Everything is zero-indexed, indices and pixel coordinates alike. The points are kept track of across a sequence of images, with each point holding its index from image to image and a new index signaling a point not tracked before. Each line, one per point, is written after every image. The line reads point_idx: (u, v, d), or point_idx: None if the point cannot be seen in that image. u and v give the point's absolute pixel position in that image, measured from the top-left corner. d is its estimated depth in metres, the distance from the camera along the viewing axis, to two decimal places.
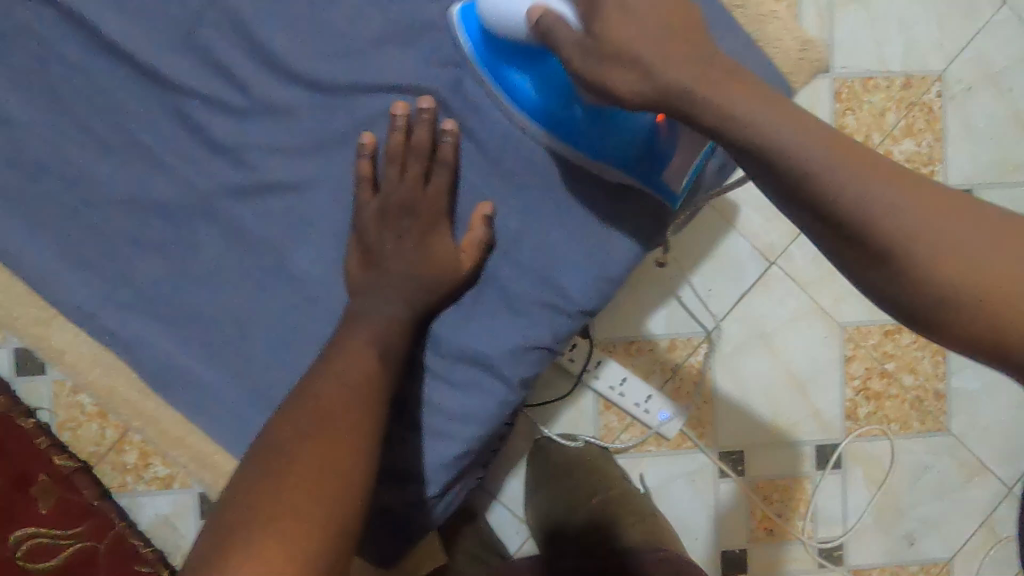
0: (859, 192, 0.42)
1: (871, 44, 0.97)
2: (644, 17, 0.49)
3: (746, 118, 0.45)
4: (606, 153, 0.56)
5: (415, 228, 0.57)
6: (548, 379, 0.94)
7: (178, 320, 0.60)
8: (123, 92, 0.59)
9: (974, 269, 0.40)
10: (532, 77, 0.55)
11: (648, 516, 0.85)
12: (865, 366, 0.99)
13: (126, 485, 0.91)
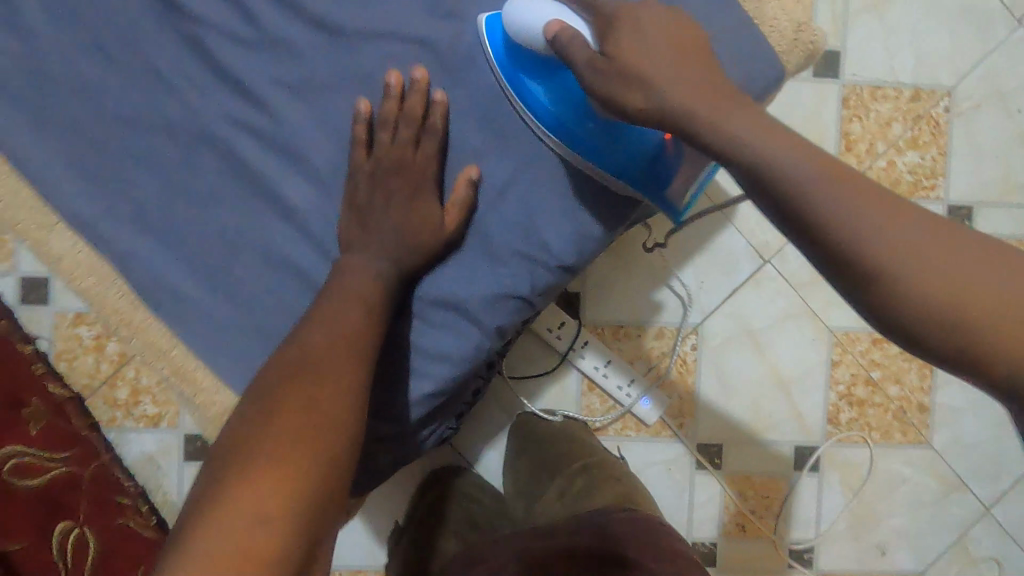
0: (860, 218, 0.41)
1: (883, 54, 0.98)
2: (654, 37, 0.50)
3: (745, 144, 0.45)
4: (610, 163, 0.57)
5: (401, 194, 0.59)
6: (534, 355, 0.95)
7: (178, 243, 0.63)
8: (145, 21, 0.62)
9: (979, 294, 0.39)
10: (548, 86, 0.57)
11: (628, 480, 0.82)
12: (850, 372, 0.99)
13: (116, 420, 0.93)
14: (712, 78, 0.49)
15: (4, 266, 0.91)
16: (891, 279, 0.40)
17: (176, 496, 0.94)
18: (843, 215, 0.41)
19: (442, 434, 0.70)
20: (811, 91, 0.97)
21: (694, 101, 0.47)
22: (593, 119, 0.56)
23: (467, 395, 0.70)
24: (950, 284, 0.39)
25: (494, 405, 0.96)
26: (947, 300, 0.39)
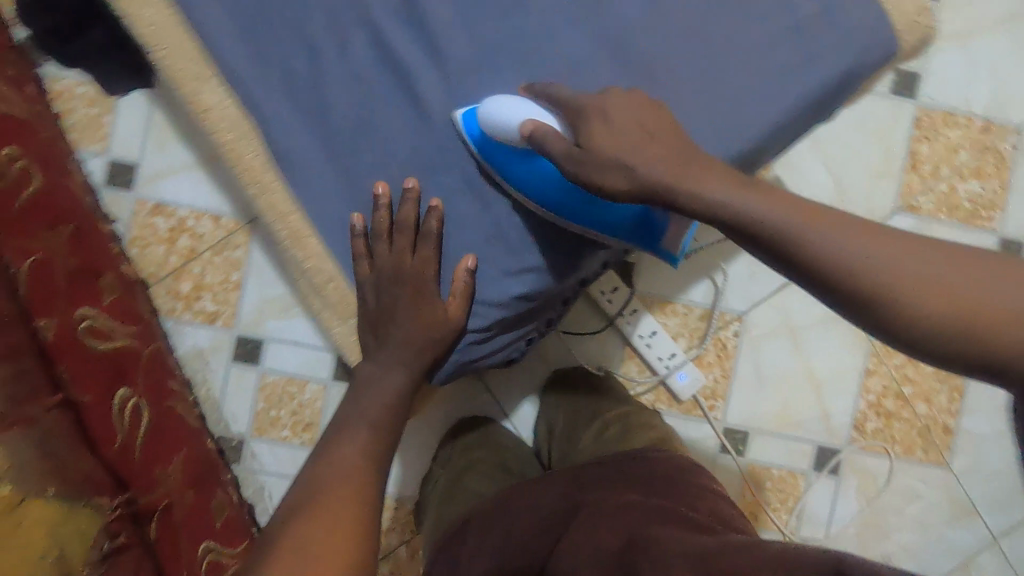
0: (833, 248, 0.45)
1: (961, 83, 1.01)
2: (621, 126, 0.51)
3: (712, 196, 0.48)
4: (599, 226, 0.56)
5: (405, 297, 0.56)
6: (582, 313, 0.99)
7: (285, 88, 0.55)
8: None
9: (964, 301, 0.42)
10: (525, 166, 0.55)
11: (664, 429, 0.88)
12: (882, 383, 1.02)
13: (175, 311, 0.96)
14: (684, 145, 0.50)
15: (97, 147, 0.95)
16: (896, 307, 0.43)
17: (217, 394, 0.97)
18: (837, 259, 0.45)
19: (512, 351, 0.67)
20: (886, 108, 1.01)
21: (663, 175, 0.49)
22: (579, 191, 0.54)
23: (548, 312, 0.68)
24: (960, 303, 0.42)
25: (536, 359, 0.99)
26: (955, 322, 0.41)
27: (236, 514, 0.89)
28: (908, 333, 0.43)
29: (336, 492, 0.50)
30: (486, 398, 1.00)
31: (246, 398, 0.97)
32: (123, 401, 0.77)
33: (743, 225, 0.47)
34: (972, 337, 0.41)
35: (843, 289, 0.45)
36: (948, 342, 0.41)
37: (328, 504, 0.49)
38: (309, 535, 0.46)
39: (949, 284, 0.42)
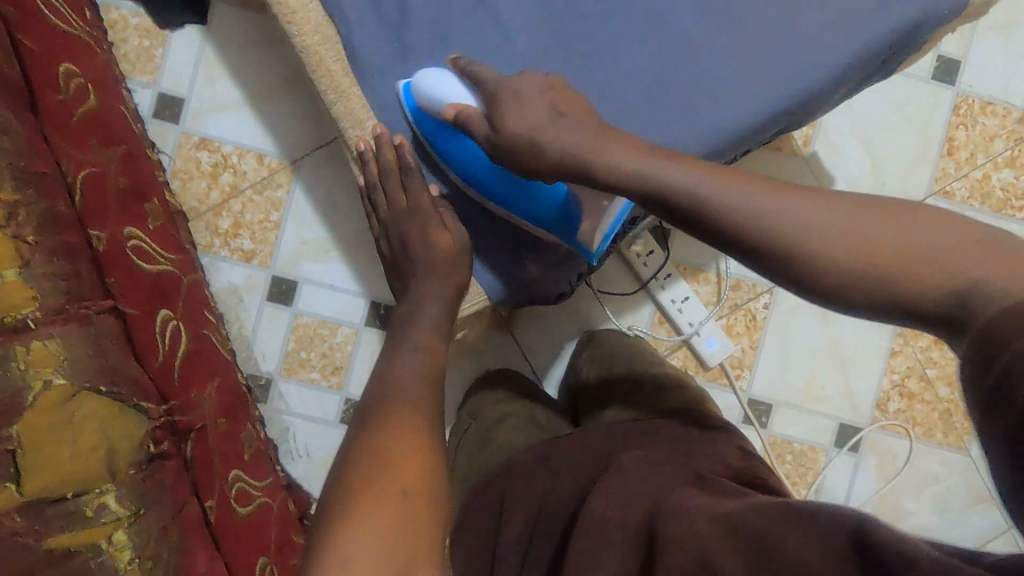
0: (742, 209, 0.48)
1: (1001, 73, 1.03)
2: (532, 105, 0.56)
3: (623, 166, 0.53)
4: (516, 207, 0.63)
5: (414, 229, 0.65)
6: (616, 276, 0.99)
7: (381, 14, 0.62)
8: None
9: (866, 246, 0.45)
10: (461, 144, 0.63)
11: (699, 394, 0.85)
12: (907, 364, 1.03)
13: (213, 246, 0.97)
14: (597, 127, 0.55)
15: (147, 78, 0.96)
16: (824, 259, 0.46)
17: (249, 332, 0.98)
18: (758, 221, 0.48)
19: (561, 281, 0.72)
20: (927, 92, 1.02)
21: (572, 150, 0.54)
22: (498, 175, 0.63)
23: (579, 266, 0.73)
24: (866, 248, 0.45)
25: (566, 317, 1.01)
26: (862, 268, 0.45)
27: (264, 448, 0.89)
28: (824, 284, 0.46)
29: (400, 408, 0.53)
30: (516, 355, 1.01)
31: (276, 339, 0.98)
32: (165, 320, 0.77)
33: (659, 192, 0.51)
34: (884, 279, 0.45)
35: (764, 250, 0.48)
36: (860, 288, 0.45)
37: (400, 418, 0.53)
38: (391, 420, 0.52)
39: (851, 231, 0.46)
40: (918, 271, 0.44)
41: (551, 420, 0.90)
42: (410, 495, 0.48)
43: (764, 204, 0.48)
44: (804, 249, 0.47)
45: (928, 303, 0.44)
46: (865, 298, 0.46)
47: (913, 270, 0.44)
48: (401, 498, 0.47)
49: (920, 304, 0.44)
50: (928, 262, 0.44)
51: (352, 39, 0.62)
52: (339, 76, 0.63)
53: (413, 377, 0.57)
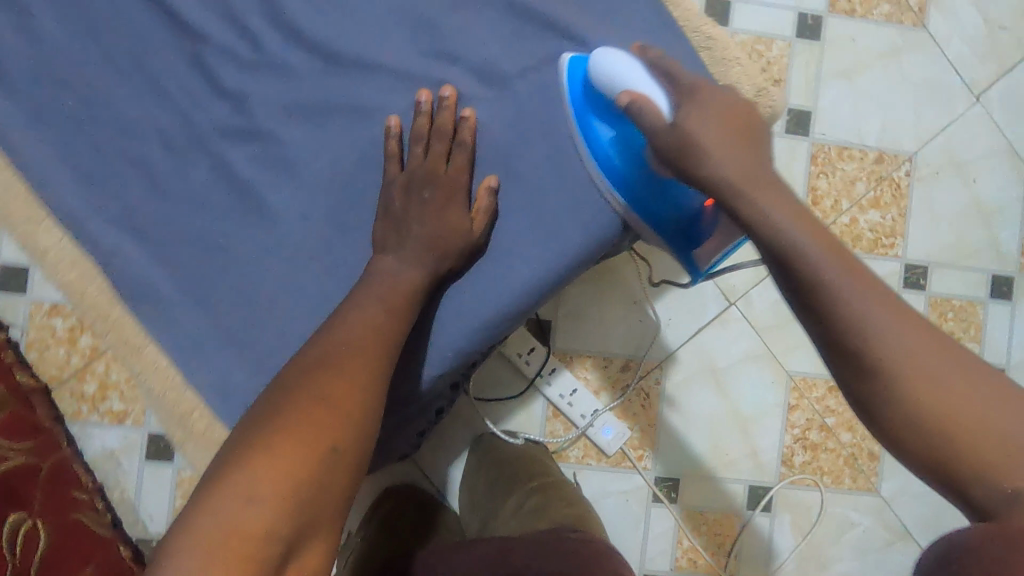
0: (860, 309, 0.49)
1: (852, 118, 1.03)
2: (719, 120, 0.55)
3: (775, 224, 0.52)
4: (643, 210, 0.60)
5: (437, 198, 0.59)
6: (500, 379, 0.98)
7: (155, 239, 0.62)
8: (140, 24, 0.63)
9: (947, 401, 0.47)
10: (615, 132, 0.59)
11: (579, 503, 0.82)
12: (806, 417, 1.03)
13: (81, 413, 0.93)
14: (758, 166, 0.54)
15: None
16: (900, 390, 0.48)
17: (132, 495, 0.93)
18: (855, 328, 0.49)
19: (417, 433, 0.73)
20: (781, 146, 1.03)
21: (735, 179, 0.53)
22: (643, 170, 0.59)
23: (430, 414, 0.71)
24: (946, 403, 0.46)
25: (462, 426, 0.98)
26: (935, 420, 0.46)
27: None
28: (882, 411, 0.49)
29: (333, 376, 0.52)
30: (415, 470, 0.98)
31: (161, 496, 0.93)
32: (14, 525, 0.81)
33: (785, 264, 0.52)
34: (938, 438, 0.46)
35: (855, 354, 0.49)
36: (921, 436, 0.47)
37: (343, 386, 0.51)
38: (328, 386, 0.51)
39: (953, 382, 0.47)
40: (983, 458, 0.45)
41: (438, 531, 0.87)
42: (341, 454, 0.49)
43: (879, 316, 0.49)
44: (895, 375, 0.48)
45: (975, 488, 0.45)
46: (921, 449, 0.47)
47: (981, 445, 0.45)
48: (331, 452, 0.48)
49: (972, 488, 0.45)
50: (997, 446, 0.45)
51: (120, 265, 0.62)
52: (106, 306, 0.63)
53: (363, 334, 0.55)
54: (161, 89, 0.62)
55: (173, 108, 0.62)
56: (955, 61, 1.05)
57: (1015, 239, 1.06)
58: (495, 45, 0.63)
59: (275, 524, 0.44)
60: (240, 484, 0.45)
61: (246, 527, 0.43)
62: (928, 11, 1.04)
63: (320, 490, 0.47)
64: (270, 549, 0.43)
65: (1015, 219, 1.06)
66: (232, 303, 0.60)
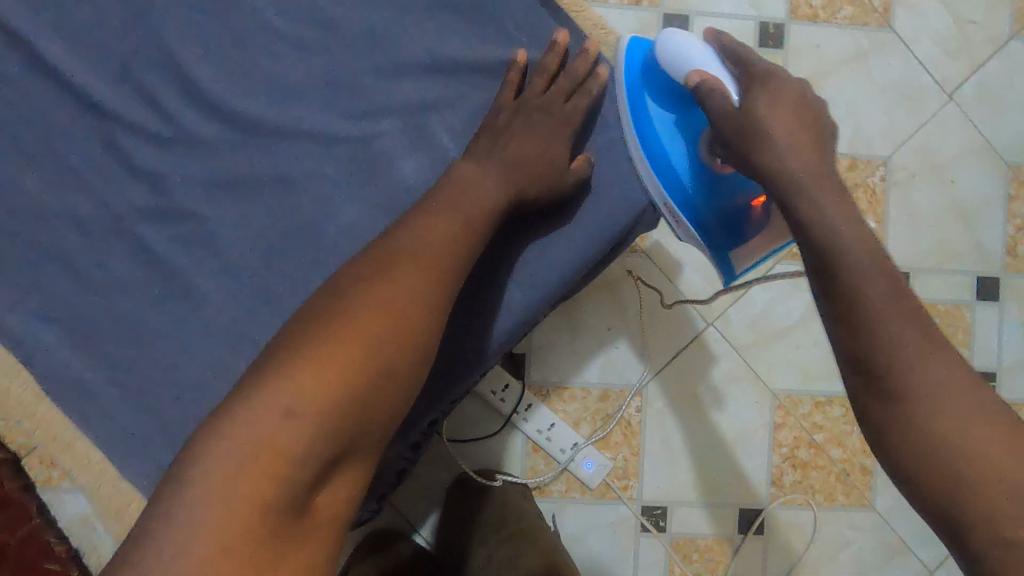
0: (898, 330, 0.48)
1: None
2: (786, 116, 0.56)
3: (827, 232, 0.52)
4: (682, 195, 0.62)
5: (547, 126, 0.61)
6: (476, 417, 0.96)
7: (76, 328, 0.60)
8: (51, 108, 0.61)
9: (963, 443, 0.45)
10: (672, 116, 0.63)
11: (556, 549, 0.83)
12: (794, 435, 1.00)
13: (52, 480, 0.88)
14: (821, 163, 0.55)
15: None
16: (913, 424, 0.47)
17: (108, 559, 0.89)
18: (881, 353, 0.48)
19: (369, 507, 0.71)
20: None
21: (799, 174, 0.54)
22: (693, 159, 0.62)
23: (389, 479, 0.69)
24: (962, 443, 0.45)
25: (438, 469, 0.95)
26: (947, 458, 0.46)
27: None
28: (898, 442, 0.48)
29: (398, 287, 0.50)
30: (396, 516, 0.94)
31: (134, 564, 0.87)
32: None
33: (828, 272, 0.51)
34: (946, 479, 0.46)
35: (879, 376, 0.48)
36: (928, 473, 0.46)
37: (408, 302, 0.50)
38: (393, 300, 0.49)
39: (975, 423, 0.46)
40: (987, 506, 0.44)
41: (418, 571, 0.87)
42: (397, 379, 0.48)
43: (916, 339, 0.48)
44: (916, 408, 0.47)
45: (973, 537, 0.44)
46: (925, 487, 0.46)
47: (991, 495, 0.44)
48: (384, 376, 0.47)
49: (968, 533, 0.44)
50: (1007, 497, 0.44)
51: (43, 357, 0.60)
52: (31, 404, 0.60)
53: (434, 244, 0.53)
54: (75, 173, 0.61)
55: (89, 192, 0.61)
56: (925, 60, 1.02)
57: (999, 238, 1.03)
58: (419, 103, 0.62)
59: (310, 448, 0.43)
60: (282, 394, 0.44)
61: (280, 444, 0.43)
62: (893, 10, 1.01)
63: (360, 414, 0.46)
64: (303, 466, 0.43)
65: (998, 218, 1.03)
66: (162, 388, 0.59)
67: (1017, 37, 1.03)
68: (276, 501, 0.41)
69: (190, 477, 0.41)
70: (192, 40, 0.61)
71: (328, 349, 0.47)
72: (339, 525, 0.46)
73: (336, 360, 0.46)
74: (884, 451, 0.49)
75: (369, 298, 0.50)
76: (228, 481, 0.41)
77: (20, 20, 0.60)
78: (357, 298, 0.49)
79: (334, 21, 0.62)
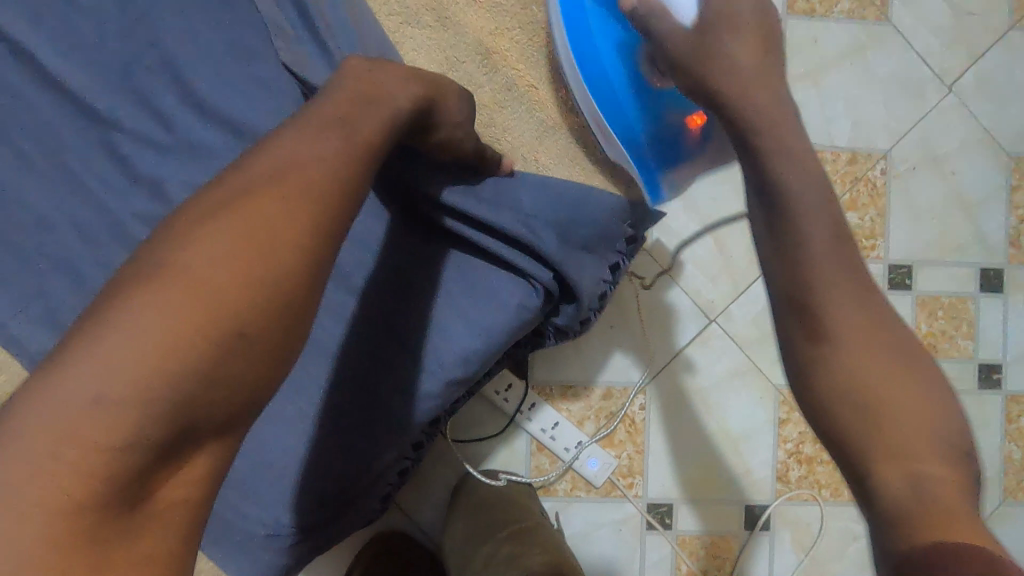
0: (830, 280, 0.50)
1: (821, 120, 1.00)
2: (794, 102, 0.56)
3: (785, 182, 0.52)
4: (608, 109, 0.66)
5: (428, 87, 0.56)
6: (479, 417, 0.96)
7: None
8: (54, 119, 0.62)
9: (869, 381, 0.46)
10: (602, 22, 0.63)
11: (554, 547, 0.78)
12: (798, 430, 1.00)
13: None
14: None
15: None
16: (831, 364, 0.48)
17: None
18: (822, 301, 0.50)
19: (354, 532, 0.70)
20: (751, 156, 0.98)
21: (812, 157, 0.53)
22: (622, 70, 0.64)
23: (374, 504, 0.69)
24: (872, 382, 0.46)
25: (442, 470, 0.96)
26: (863, 393, 0.46)
27: None
28: (818, 382, 0.48)
29: (241, 229, 0.40)
30: (401, 518, 0.95)
31: None
32: None
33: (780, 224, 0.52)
34: (854, 418, 0.46)
35: (813, 320, 0.50)
36: (846, 410, 0.46)
37: (253, 242, 0.40)
38: (234, 241, 0.39)
39: (891, 364, 0.47)
40: (894, 439, 0.44)
41: None
42: (242, 344, 0.38)
43: (846, 294, 0.50)
44: (836, 346, 0.48)
45: (880, 471, 0.44)
46: (844, 429, 0.46)
47: (895, 432, 0.44)
48: (229, 338, 0.38)
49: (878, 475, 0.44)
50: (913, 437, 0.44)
51: None
52: None
53: (294, 176, 0.43)
54: (79, 183, 0.62)
55: (93, 201, 0.62)
56: (923, 52, 1.02)
57: (1001, 229, 1.03)
58: None
59: (132, 433, 0.35)
60: (102, 376, 0.35)
61: (89, 432, 0.34)
62: (891, 3, 1.01)
63: (202, 398, 0.37)
64: (140, 462, 0.36)
65: (1000, 210, 1.03)
66: None
67: (1016, 27, 1.03)
68: (96, 493, 0.34)
69: None
70: (188, 49, 0.62)
71: (149, 311, 0.37)
72: (189, 503, 0.39)
73: (160, 326, 0.36)
74: (809, 391, 0.49)
75: (202, 243, 0.39)
76: (38, 486, 0.33)
77: (20, 32, 0.61)
78: (190, 243, 0.39)
79: (326, 22, 0.61)
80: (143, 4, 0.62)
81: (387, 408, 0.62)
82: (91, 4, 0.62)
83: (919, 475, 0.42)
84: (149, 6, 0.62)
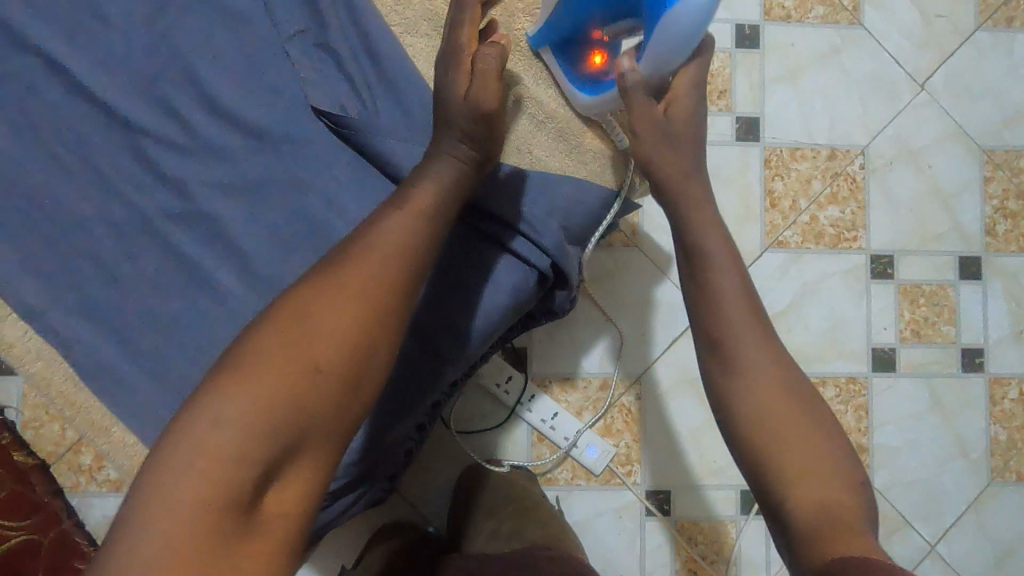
0: (736, 311, 0.58)
1: (800, 119, 1.05)
2: None
3: (704, 235, 0.61)
4: None
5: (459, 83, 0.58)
6: (481, 409, 1.00)
7: (112, 324, 0.66)
8: (84, 125, 0.67)
9: (773, 411, 0.54)
10: None
11: (555, 524, 0.82)
12: None
13: (80, 485, 0.92)
14: None
15: None
16: (744, 396, 0.55)
17: None
18: (729, 330, 0.57)
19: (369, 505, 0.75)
20: (735, 155, 1.04)
21: None
22: None
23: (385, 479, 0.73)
24: (777, 409, 0.54)
25: (447, 460, 0.99)
26: (771, 423, 0.54)
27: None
28: (736, 410, 0.55)
29: (341, 277, 0.46)
30: (409, 508, 0.98)
31: None
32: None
33: (700, 267, 0.60)
34: (767, 447, 0.54)
35: (726, 352, 0.57)
36: (760, 436, 0.54)
37: (353, 289, 0.46)
38: (337, 289, 0.46)
39: (792, 399, 0.55)
40: (802, 469, 0.52)
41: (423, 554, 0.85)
42: (335, 371, 0.43)
43: (749, 325, 0.57)
44: (743, 372, 0.56)
45: (795, 495, 0.52)
46: (762, 454, 0.54)
47: (802, 458, 0.52)
48: (320, 368, 0.43)
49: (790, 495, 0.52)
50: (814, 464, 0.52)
51: (86, 350, 0.66)
52: (71, 394, 0.68)
53: (395, 237, 0.49)
54: (108, 184, 0.67)
55: (121, 200, 0.67)
56: (895, 54, 1.07)
57: (977, 218, 1.07)
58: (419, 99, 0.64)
59: (245, 447, 0.40)
60: (234, 404, 0.41)
61: (217, 446, 0.40)
62: (862, 8, 1.07)
63: (305, 418, 0.42)
64: (255, 474, 0.40)
65: (975, 201, 1.07)
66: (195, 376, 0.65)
67: (983, 28, 1.08)
68: (219, 497, 0.39)
69: (142, 483, 0.40)
70: (208, 60, 0.67)
71: (270, 350, 0.43)
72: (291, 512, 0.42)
73: (273, 358, 0.43)
74: (727, 419, 0.56)
75: (316, 292, 0.46)
76: (179, 491, 0.39)
77: (57, 50, 0.67)
78: (302, 294, 0.46)
79: (333, 34, 0.66)
80: (168, 20, 0.67)
81: (414, 396, 0.66)
82: (120, 22, 0.67)
83: (826, 497, 0.51)
84: (172, 23, 0.67)
